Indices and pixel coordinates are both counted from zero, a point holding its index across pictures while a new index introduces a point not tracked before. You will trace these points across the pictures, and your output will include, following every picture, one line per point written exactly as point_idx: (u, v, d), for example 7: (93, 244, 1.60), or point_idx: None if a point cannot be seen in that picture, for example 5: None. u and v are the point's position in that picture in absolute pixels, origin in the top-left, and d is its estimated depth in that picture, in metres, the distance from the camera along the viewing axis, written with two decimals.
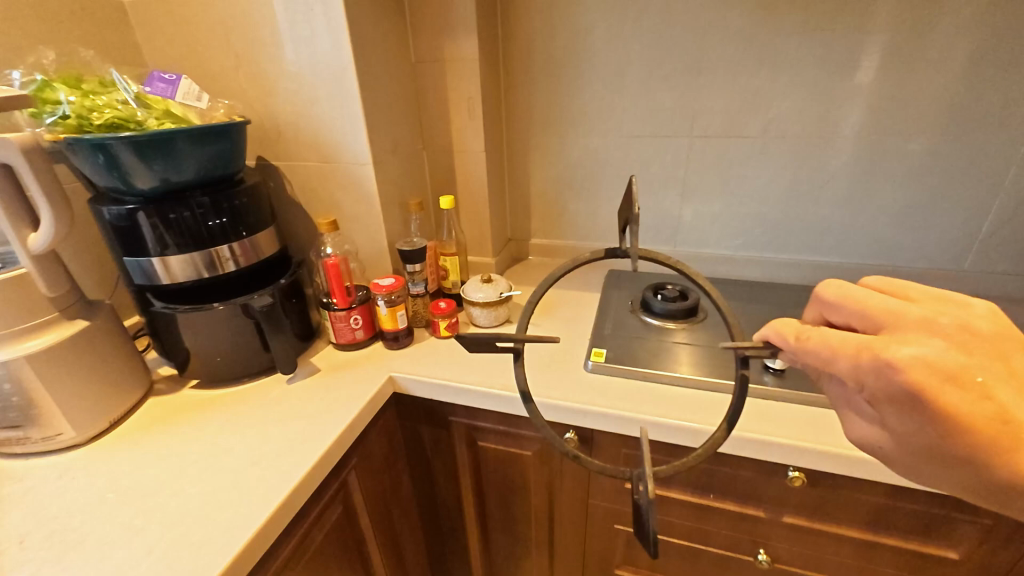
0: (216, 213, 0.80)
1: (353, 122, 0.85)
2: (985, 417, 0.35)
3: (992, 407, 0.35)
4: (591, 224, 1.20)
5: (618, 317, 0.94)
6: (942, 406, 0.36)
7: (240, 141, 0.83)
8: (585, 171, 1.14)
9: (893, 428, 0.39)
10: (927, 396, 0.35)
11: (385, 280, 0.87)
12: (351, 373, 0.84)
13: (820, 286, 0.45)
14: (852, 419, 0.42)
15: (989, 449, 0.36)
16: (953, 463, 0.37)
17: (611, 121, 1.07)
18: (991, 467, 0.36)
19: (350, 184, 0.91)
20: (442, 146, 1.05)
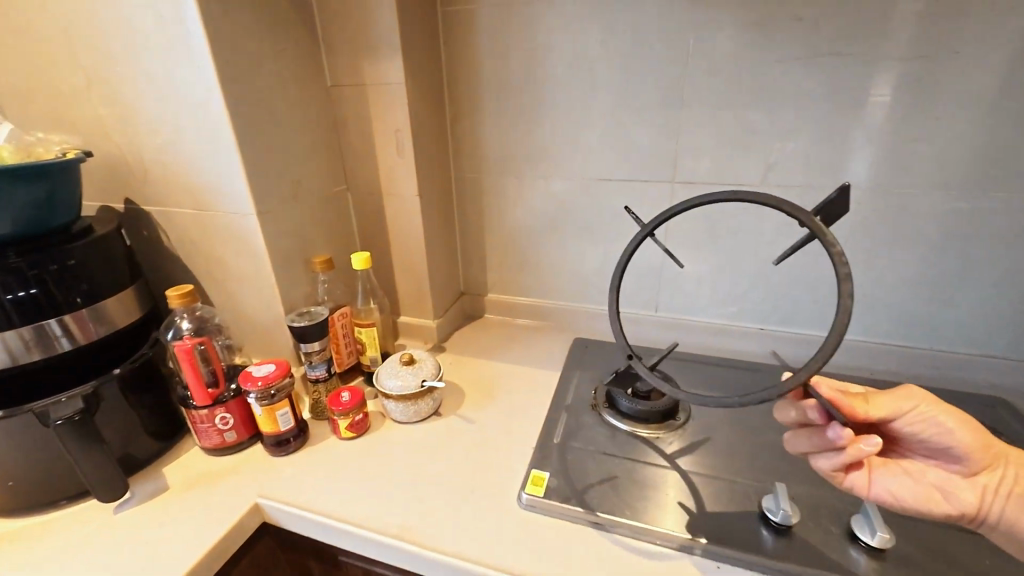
0: (28, 279, 0.59)
1: (228, 162, 0.66)
2: (954, 432, 0.49)
3: (948, 428, 0.49)
4: (556, 281, 1.00)
5: (575, 414, 0.73)
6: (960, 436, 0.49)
7: (77, 185, 0.64)
8: (547, 218, 0.95)
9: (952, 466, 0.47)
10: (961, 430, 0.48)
11: (263, 367, 0.66)
12: (206, 495, 0.63)
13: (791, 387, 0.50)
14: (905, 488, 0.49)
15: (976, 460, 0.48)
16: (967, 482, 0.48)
17: (575, 163, 0.88)
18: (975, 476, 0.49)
19: (234, 238, 0.71)
20: (368, 188, 0.86)
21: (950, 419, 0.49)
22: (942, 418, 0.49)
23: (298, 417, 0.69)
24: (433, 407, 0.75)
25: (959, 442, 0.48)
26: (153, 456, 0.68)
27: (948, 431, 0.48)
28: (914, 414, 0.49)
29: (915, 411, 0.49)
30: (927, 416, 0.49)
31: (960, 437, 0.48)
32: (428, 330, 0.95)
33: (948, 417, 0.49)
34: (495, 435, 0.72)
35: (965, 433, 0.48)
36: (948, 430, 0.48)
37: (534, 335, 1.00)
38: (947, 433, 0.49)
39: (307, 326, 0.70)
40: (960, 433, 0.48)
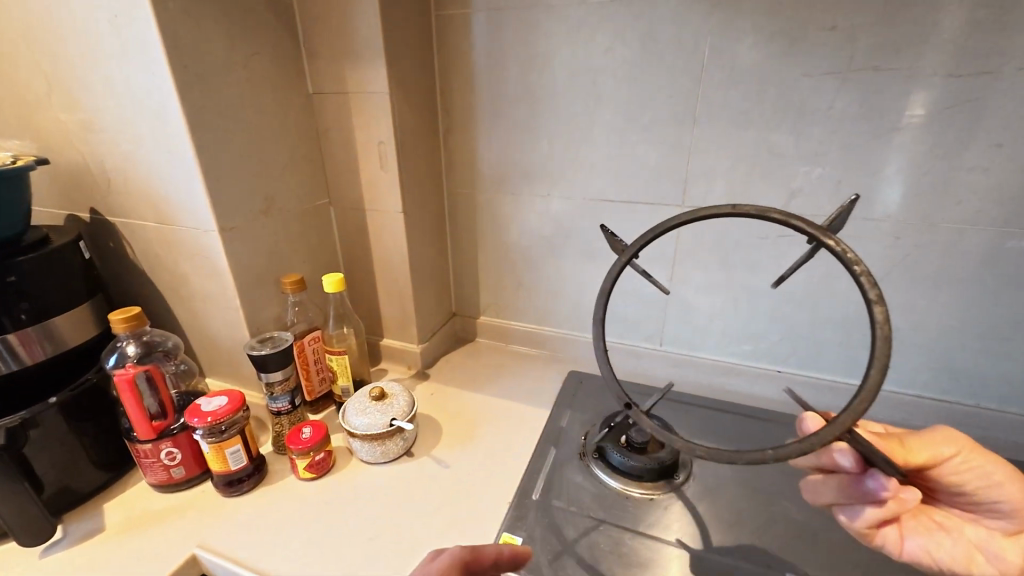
0: None
1: (189, 173, 0.60)
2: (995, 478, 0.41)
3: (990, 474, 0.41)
4: (553, 307, 0.92)
5: (560, 465, 0.65)
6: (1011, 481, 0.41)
7: (24, 193, 0.59)
8: (543, 238, 0.87)
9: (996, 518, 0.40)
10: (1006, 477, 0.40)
11: (214, 399, 0.60)
12: (142, 539, 0.56)
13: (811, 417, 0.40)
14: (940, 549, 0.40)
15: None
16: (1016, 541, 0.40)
17: (575, 182, 0.80)
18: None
19: (197, 255, 0.66)
20: (351, 203, 0.81)
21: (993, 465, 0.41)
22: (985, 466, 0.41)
23: (254, 454, 0.63)
24: (404, 447, 0.68)
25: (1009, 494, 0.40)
26: (97, 488, 0.62)
27: (995, 485, 0.40)
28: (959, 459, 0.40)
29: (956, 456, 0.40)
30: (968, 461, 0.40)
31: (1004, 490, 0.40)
32: (412, 356, 0.89)
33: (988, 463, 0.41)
34: (470, 485, 0.64)
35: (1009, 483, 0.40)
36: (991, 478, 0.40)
37: (528, 365, 0.92)
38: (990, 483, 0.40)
39: (267, 353, 0.64)
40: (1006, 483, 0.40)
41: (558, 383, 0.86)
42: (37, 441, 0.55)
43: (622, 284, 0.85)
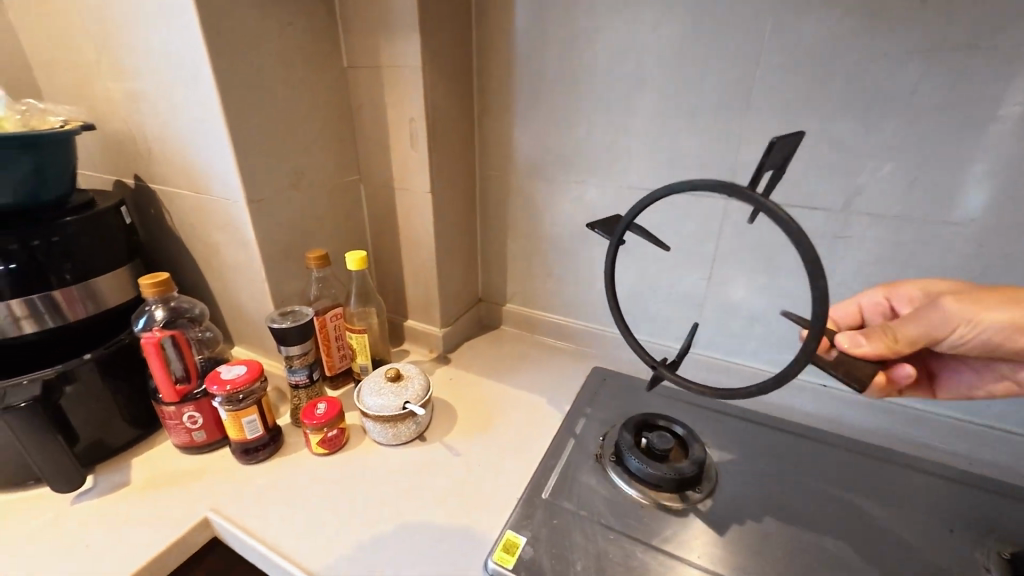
0: (15, 253, 0.56)
1: (220, 143, 0.61)
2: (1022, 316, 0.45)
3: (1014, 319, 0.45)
4: (580, 299, 0.88)
5: (575, 465, 0.62)
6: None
7: (70, 155, 0.61)
8: (575, 226, 0.83)
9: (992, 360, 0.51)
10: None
11: (234, 368, 0.61)
12: (161, 498, 0.58)
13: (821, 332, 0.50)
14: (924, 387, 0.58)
15: None
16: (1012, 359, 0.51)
17: (612, 168, 0.76)
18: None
19: (227, 226, 0.67)
20: (381, 181, 0.80)
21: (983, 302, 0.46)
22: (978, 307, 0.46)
23: (270, 425, 0.64)
24: (416, 431, 0.67)
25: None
26: (127, 443, 0.65)
27: (1010, 339, 0.45)
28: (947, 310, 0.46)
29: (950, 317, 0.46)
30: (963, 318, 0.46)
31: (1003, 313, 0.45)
32: (434, 339, 0.88)
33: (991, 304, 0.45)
34: (479, 476, 0.63)
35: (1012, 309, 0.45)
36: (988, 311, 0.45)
37: (551, 356, 0.89)
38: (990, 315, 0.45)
39: (287, 327, 0.64)
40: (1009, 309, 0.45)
41: (580, 378, 0.83)
42: (73, 396, 0.57)
43: (655, 279, 0.80)
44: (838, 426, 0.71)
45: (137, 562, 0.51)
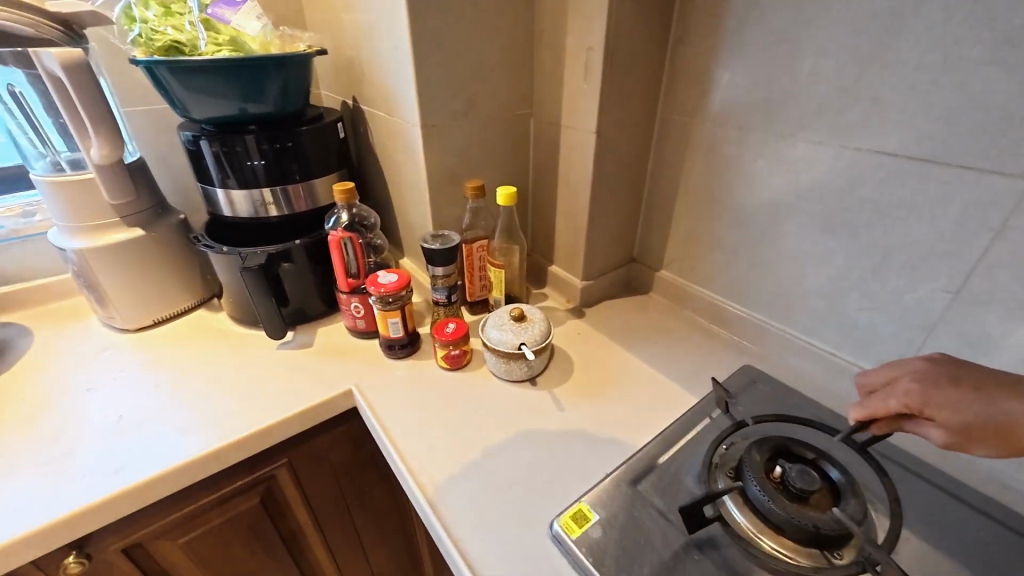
0: (266, 151, 0.73)
1: (407, 67, 0.65)
2: None
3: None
4: (751, 281, 0.73)
5: (680, 465, 0.55)
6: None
7: (307, 73, 0.75)
8: (766, 192, 0.67)
9: None
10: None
11: (389, 275, 0.70)
12: (326, 364, 0.73)
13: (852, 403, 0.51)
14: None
15: None
16: None
17: (840, 119, 0.56)
18: None
19: (407, 148, 0.74)
20: (550, 117, 0.76)
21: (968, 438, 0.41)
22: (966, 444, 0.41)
23: (410, 330, 0.73)
24: (527, 373, 0.68)
25: None
26: (318, 315, 0.83)
27: None
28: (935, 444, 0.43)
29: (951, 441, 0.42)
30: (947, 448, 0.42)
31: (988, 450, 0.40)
32: (573, 290, 0.85)
33: (980, 441, 0.40)
34: (575, 436, 0.60)
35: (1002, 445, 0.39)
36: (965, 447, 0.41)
37: (696, 339, 0.78)
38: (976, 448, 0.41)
39: (435, 248, 0.70)
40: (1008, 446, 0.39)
41: (724, 372, 0.70)
42: (286, 269, 0.74)
43: (866, 278, 0.60)
44: None
45: (303, 404, 0.65)
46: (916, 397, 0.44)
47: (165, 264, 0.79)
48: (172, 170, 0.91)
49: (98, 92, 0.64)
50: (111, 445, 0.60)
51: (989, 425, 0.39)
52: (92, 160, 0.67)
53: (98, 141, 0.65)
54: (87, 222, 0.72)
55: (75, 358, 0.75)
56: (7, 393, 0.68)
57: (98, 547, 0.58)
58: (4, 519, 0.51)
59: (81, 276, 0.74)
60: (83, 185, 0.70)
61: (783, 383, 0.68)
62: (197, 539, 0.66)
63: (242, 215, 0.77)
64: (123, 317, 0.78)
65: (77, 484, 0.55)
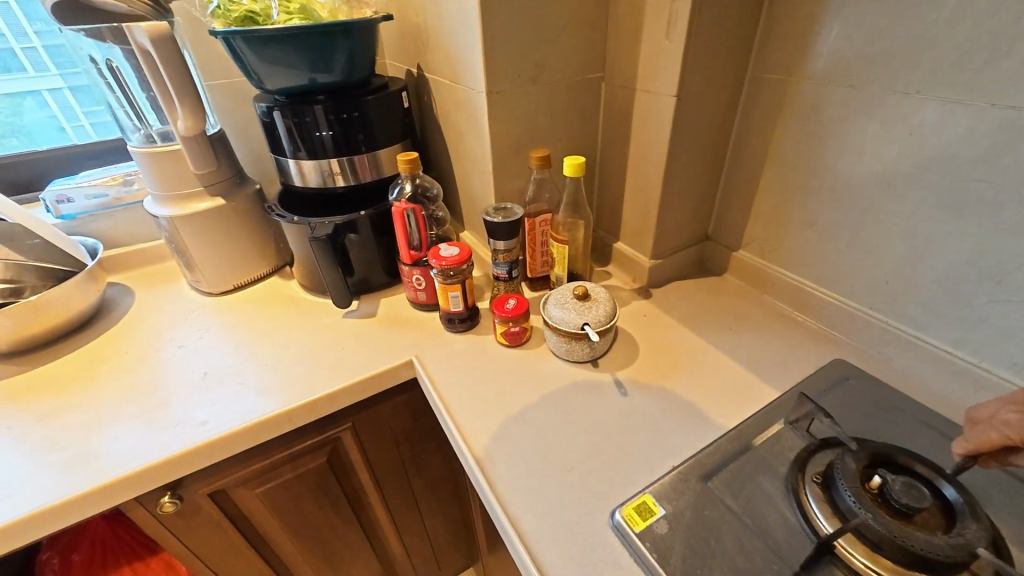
0: (334, 121, 0.73)
1: (472, 28, 0.62)
2: None
3: None
4: (850, 265, 0.64)
5: (758, 465, 0.50)
6: None
7: (372, 41, 0.74)
8: (877, 164, 0.57)
9: None
10: None
11: (451, 248, 0.69)
12: (388, 334, 0.74)
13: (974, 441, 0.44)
14: None
15: None
16: None
17: (991, 70, 0.46)
18: None
19: (470, 116, 0.72)
20: (622, 80, 0.70)
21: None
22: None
23: (470, 304, 0.72)
24: (589, 355, 0.65)
25: None
26: (381, 285, 0.84)
27: None
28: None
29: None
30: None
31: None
32: (640, 269, 0.80)
33: None
34: (639, 422, 0.57)
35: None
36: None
37: (778, 326, 0.71)
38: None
39: (497, 222, 0.67)
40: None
41: (810, 365, 0.63)
42: (352, 240, 0.76)
43: (1005, 267, 0.50)
44: None
45: (366, 372, 0.67)
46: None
47: (244, 233, 0.83)
48: (248, 142, 0.95)
49: (183, 65, 0.67)
50: (200, 399, 0.65)
51: None
52: (178, 132, 0.71)
53: (182, 113, 0.68)
54: (175, 191, 0.76)
55: (168, 316, 0.82)
56: (114, 347, 0.75)
57: (188, 490, 0.64)
58: (113, 458, 0.57)
59: (172, 242, 0.80)
60: (172, 156, 0.74)
61: (882, 382, 0.60)
62: (271, 490, 0.71)
63: (312, 186, 0.79)
64: (208, 281, 0.84)
65: (171, 433, 0.60)
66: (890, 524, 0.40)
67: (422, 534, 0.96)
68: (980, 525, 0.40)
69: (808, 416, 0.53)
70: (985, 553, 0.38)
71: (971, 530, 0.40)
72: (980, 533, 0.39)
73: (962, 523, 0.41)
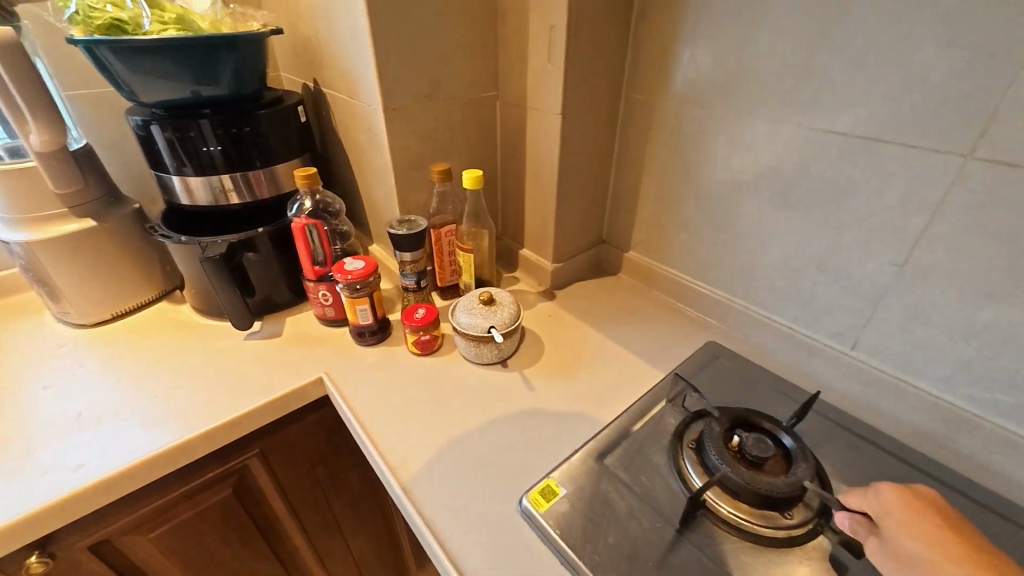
0: (223, 136, 0.70)
1: (365, 46, 0.64)
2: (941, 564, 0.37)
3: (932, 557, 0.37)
4: (715, 260, 0.75)
5: (646, 441, 0.56)
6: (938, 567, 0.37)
7: (262, 54, 0.72)
8: (726, 173, 0.68)
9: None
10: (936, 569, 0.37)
11: (356, 262, 0.69)
12: (295, 353, 0.72)
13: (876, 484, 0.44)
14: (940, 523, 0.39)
15: None
16: None
17: (795, 98, 0.58)
18: None
19: (370, 132, 0.73)
20: (514, 98, 0.76)
21: (901, 529, 0.40)
22: (895, 531, 0.40)
23: (380, 316, 0.73)
24: (498, 356, 0.68)
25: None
26: (286, 304, 0.82)
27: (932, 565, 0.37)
28: (866, 546, 0.41)
29: (879, 524, 0.42)
30: (875, 544, 0.41)
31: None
32: (543, 272, 0.86)
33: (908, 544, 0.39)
34: (545, 414, 0.62)
35: (945, 569, 0.36)
36: (900, 553, 0.39)
37: (663, 317, 0.80)
38: (907, 565, 0.38)
39: (402, 234, 0.69)
40: (935, 561, 0.37)
41: (688, 348, 0.73)
42: (251, 259, 0.73)
43: (820, 254, 0.62)
44: None
45: (272, 394, 0.65)
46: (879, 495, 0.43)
47: (122, 257, 0.76)
48: (123, 157, 0.87)
49: (35, 73, 0.61)
50: (73, 441, 0.58)
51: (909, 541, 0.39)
52: (32, 147, 0.63)
53: (37, 127, 0.62)
54: (30, 214, 0.68)
55: (29, 354, 0.72)
56: None
57: (62, 546, 0.57)
58: None
59: (30, 271, 0.71)
60: (25, 174, 0.66)
61: (744, 357, 0.70)
62: (168, 533, 0.65)
63: (201, 203, 0.75)
64: (80, 313, 0.75)
65: (38, 482, 0.54)
66: (745, 475, 0.48)
67: (346, 559, 0.93)
68: (808, 463, 0.49)
69: (682, 393, 0.61)
70: (812, 485, 0.46)
71: (802, 467, 0.49)
72: (808, 469, 0.49)
73: (797, 464, 0.50)
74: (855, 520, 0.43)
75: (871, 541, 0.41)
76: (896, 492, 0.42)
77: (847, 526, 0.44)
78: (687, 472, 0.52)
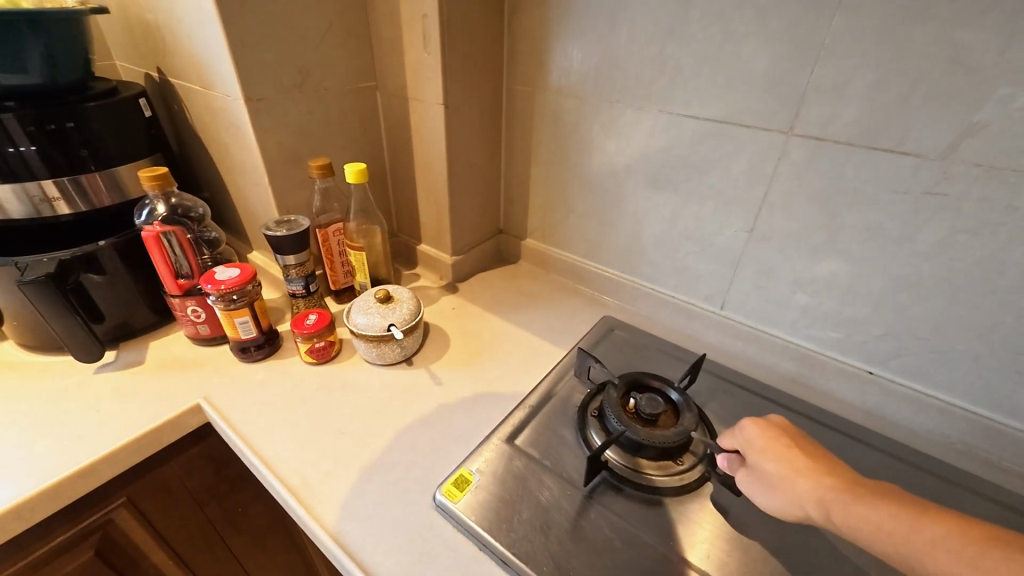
0: (36, 133, 0.58)
1: (215, 29, 0.57)
2: (794, 485, 0.43)
3: (787, 480, 0.43)
4: (603, 241, 0.80)
5: (553, 417, 0.58)
6: (792, 486, 0.43)
7: (79, 36, 0.61)
8: (604, 158, 0.73)
9: (817, 496, 0.41)
10: (791, 487, 0.43)
11: (229, 270, 0.62)
12: (163, 380, 0.63)
13: (748, 421, 0.49)
14: (794, 452, 0.45)
15: (830, 495, 0.41)
16: (887, 519, 0.37)
17: (654, 87, 0.63)
18: (844, 510, 0.39)
19: (232, 126, 0.66)
20: (394, 89, 0.73)
21: (763, 455, 0.46)
22: (759, 459, 0.46)
23: (265, 327, 0.66)
24: (401, 354, 0.66)
25: (787, 495, 0.43)
26: (147, 328, 0.71)
27: (787, 483, 0.43)
28: (738, 478, 0.48)
29: (747, 457, 0.48)
30: (745, 474, 0.47)
31: (777, 498, 0.44)
32: (443, 266, 0.85)
33: (770, 473, 0.45)
34: (454, 407, 0.61)
35: (796, 482, 0.43)
36: (764, 476, 0.45)
37: (563, 298, 0.83)
38: (769, 485, 0.44)
39: (282, 236, 0.63)
40: (788, 477, 0.43)
41: (587, 325, 0.77)
42: (94, 280, 0.62)
43: (688, 227, 0.69)
44: (868, 420, 0.61)
45: (137, 430, 0.56)
46: (751, 436, 0.48)
47: None
48: None
49: None
50: None
51: (774, 471, 0.44)
52: None
53: None
54: None
55: None
56: None
57: None
58: None
59: None
60: None
61: (636, 328, 0.76)
62: None
63: (17, 218, 0.62)
64: None
65: None
66: (639, 431, 0.52)
67: None
68: (692, 411, 0.55)
69: (583, 365, 0.64)
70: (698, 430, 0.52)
71: (687, 416, 0.54)
72: (692, 417, 0.54)
73: (684, 413, 0.55)
74: (732, 460, 0.49)
75: (742, 472, 0.47)
76: (756, 425, 0.48)
77: (726, 467, 0.49)
78: (590, 438, 0.55)
